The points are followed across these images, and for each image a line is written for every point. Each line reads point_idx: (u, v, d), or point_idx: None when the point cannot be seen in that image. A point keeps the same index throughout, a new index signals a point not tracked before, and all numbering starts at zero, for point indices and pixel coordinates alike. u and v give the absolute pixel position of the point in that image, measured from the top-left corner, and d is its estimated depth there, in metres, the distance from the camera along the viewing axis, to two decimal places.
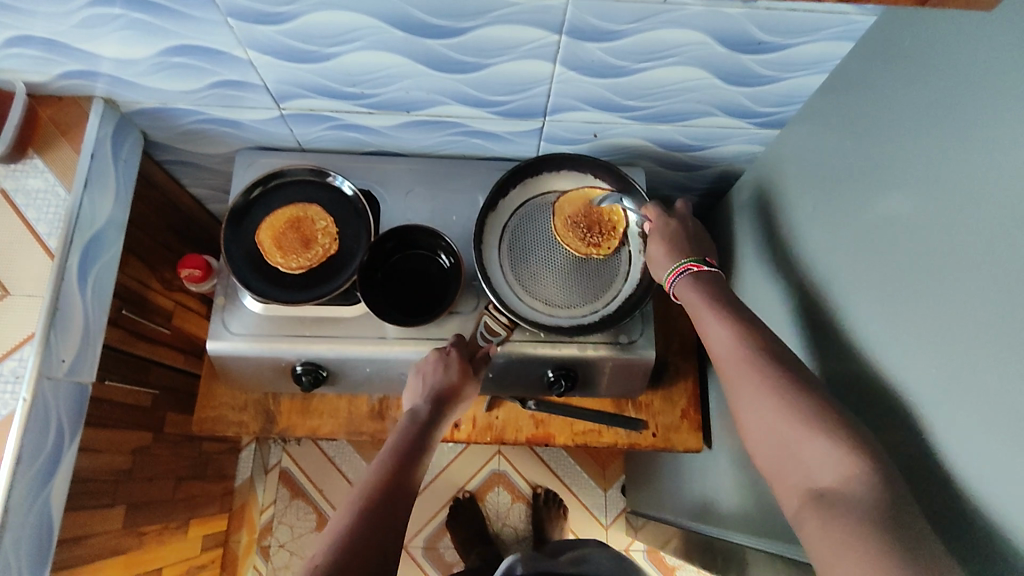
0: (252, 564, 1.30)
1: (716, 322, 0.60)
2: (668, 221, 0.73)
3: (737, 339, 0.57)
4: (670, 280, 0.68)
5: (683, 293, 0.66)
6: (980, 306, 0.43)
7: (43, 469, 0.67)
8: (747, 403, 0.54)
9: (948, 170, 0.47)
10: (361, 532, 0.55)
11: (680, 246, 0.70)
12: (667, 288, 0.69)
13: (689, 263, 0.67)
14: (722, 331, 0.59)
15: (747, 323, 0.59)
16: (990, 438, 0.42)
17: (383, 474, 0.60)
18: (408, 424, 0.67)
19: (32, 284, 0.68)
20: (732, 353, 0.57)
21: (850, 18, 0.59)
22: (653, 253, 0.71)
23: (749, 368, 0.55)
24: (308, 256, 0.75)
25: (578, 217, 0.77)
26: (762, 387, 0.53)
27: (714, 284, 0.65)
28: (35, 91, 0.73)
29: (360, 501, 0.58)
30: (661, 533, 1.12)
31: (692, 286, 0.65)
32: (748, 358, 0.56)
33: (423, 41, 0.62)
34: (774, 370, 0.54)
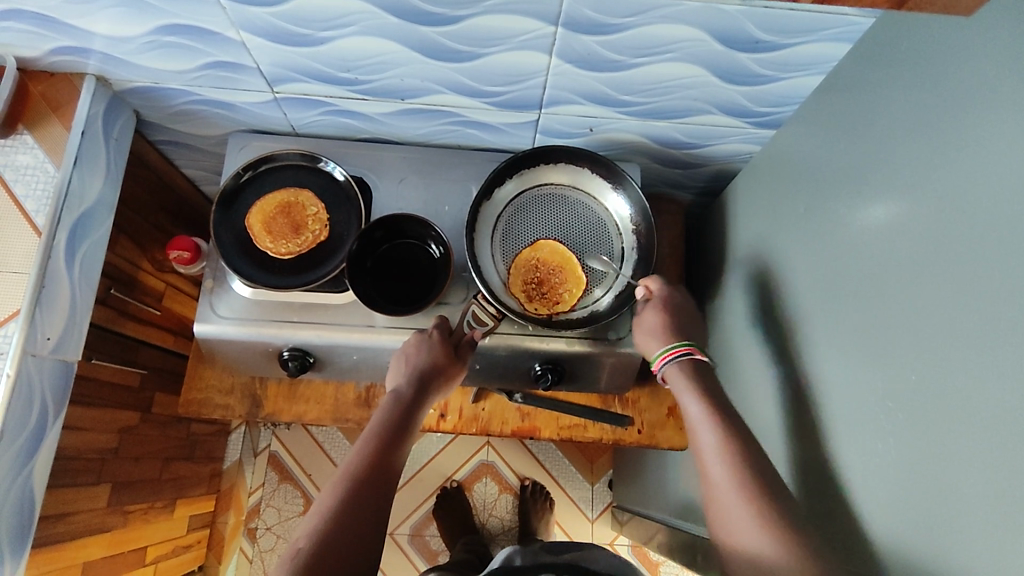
0: (238, 546, 1.31)
1: (710, 432, 0.61)
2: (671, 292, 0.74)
3: (727, 457, 0.58)
4: (663, 356, 0.70)
5: (676, 382, 0.68)
6: (964, 314, 0.43)
7: (26, 446, 0.67)
8: (731, 526, 0.54)
9: (941, 177, 0.47)
10: (348, 512, 0.54)
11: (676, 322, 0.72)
12: (655, 365, 0.71)
13: (690, 347, 0.69)
14: (714, 444, 0.60)
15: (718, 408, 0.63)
16: (971, 447, 0.42)
17: (367, 455, 0.59)
18: (391, 404, 0.66)
19: (19, 261, 0.68)
20: (721, 471, 0.57)
21: (849, 20, 0.58)
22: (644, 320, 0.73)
23: (737, 492, 0.55)
24: (298, 241, 0.75)
25: (545, 267, 0.76)
26: (750, 512, 0.54)
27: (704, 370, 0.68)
28: (27, 66, 0.72)
29: (343, 482, 0.57)
30: (646, 529, 1.12)
31: (686, 374, 0.67)
32: (737, 480, 0.56)
33: (418, 28, 0.61)
34: (760, 496, 0.54)
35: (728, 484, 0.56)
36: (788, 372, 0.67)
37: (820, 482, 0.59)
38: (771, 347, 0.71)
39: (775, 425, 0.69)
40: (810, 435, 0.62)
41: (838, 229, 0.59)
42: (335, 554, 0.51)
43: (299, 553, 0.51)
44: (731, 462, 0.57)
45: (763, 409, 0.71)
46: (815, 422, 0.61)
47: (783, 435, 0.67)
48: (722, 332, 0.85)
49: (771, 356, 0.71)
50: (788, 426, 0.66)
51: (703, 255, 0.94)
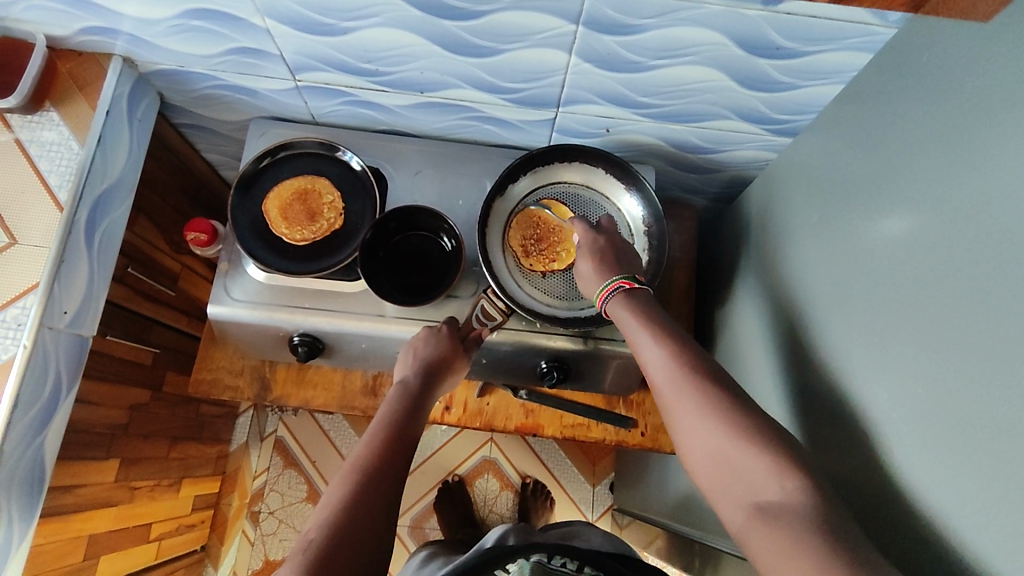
0: (241, 528, 1.32)
1: (651, 346, 0.59)
2: (595, 236, 0.70)
3: (670, 361, 0.57)
4: (602, 295, 0.66)
5: (616, 309, 0.65)
6: (976, 328, 0.43)
7: (39, 416, 0.69)
8: (685, 426, 0.54)
9: (959, 190, 0.47)
10: (360, 502, 0.55)
11: (609, 263, 0.68)
12: (599, 305, 0.67)
13: (620, 280, 0.66)
14: (655, 352, 0.59)
15: (658, 324, 0.61)
16: (979, 463, 0.42)
17: (376, 447, 0.60)
18: (397, 397, 0.66)
19: (40, 235, 0.69)
20: (666, 376, 0.57)
21: (871, 30, 0.58)
22: (583, 270, 0.70)
23: (684, 391, 0.55)
24: (313, 229, 0.76)
25: (544, 227, 0.77)
26: (699, 407, 0.53)
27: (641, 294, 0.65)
28: (56, 44, 0.74)
29: (352, 474, 0.57)
30: (648, 532, 1.12)
31: (623, 302, 0.64)
32: (682, 381, 0.55)
33: (440, 22, 0.62)
34: (705, 389, 0.54)
35: (675, 385, 0.56)
36: (796, 381, 0.66)
37: None
38: (779, 355, 0.71)
39: None
40: (814, 444, 0.61)
41: (852, 239, 0.59)
42: (349, 543, 0.52)
43: (314, 542, 0.51)
44: (672, 367, 0.57)
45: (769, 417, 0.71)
46: (820, 431, 0.60)
47: None
48: (730, 339, 0.85)
49: (779, 364, 0.70)
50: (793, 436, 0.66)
51: (714, 261, 0.94)
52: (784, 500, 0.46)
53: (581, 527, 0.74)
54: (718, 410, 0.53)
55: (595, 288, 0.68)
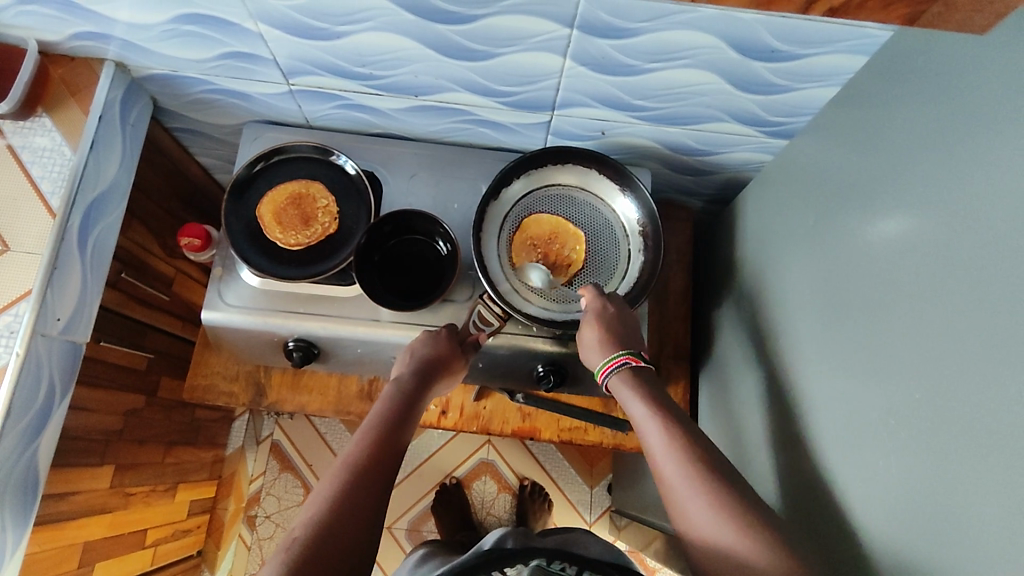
0: (237, 533, 1.32)
1: (656, 433, 0.59)
2: (603, 304, 0.70)
3: (679, 453, 0.57)
4: (603, 370, 0.67)
5: (621, 391, 0.66)
6: (969, 332, 0.43)
7: (32, 424, 0.68)
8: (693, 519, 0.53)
9: (952, 194, 0.46)
10: (347, 501, 0.54)
11: (615, 333, 0.68)
12: (599, 378, 0.68)
13: (627, 356, 0.67)
14: (663, 442, 0.59)
15: (664, 410, 0.62)
16: (964, 465, 0.42)
17: (368, 445, 0.59)
18: (392, 394, 0.66)
19: (32, 241, 0.69)
20: (673, 467, 0.56)
21: (866, 32, 0.58)
22: (585, 338, 0.70)
23: (690, 482, 0.55)
24: (307, 233, 0.75)
25: (541, 239, 0.77)
26: (708, 501, 0.53)
27: (645, 376, 0.67)
28: (48, 49, 0.73)
29: (342, 472, 0.57)
30: (644, 533, 1.12)
31: (629, 384, 0.65)
32: (690, 475, 0.55)
33: (434, 25, 0.62)
34: (715, 486, 0.54)
35: (684, 477, 0.55)
36: (790, 384, 0.66)
37: (814, 495, 0.59)
38: (775, 358, 0.70)
39: (776, 436, 0.68)
40: (808, 448, 0.61)
41: (846, 242, 0.59)
42: (333, 543, 0.52)
43: (297, 540, 0.51)
44: (681, 458, 0.57)
45: (763, 420, 0.71)
46: (814, 435, 0.60)
47: (782, 446, 0.67)
48: (726, 341, 0.85)
49: (775, 366, 0.70)
50: (787, 438, 0.66)
51: (710, 263, 0.94)
52: None
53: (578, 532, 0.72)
54: (729, 508, 0.52)
55: (596, 359, 0.69)
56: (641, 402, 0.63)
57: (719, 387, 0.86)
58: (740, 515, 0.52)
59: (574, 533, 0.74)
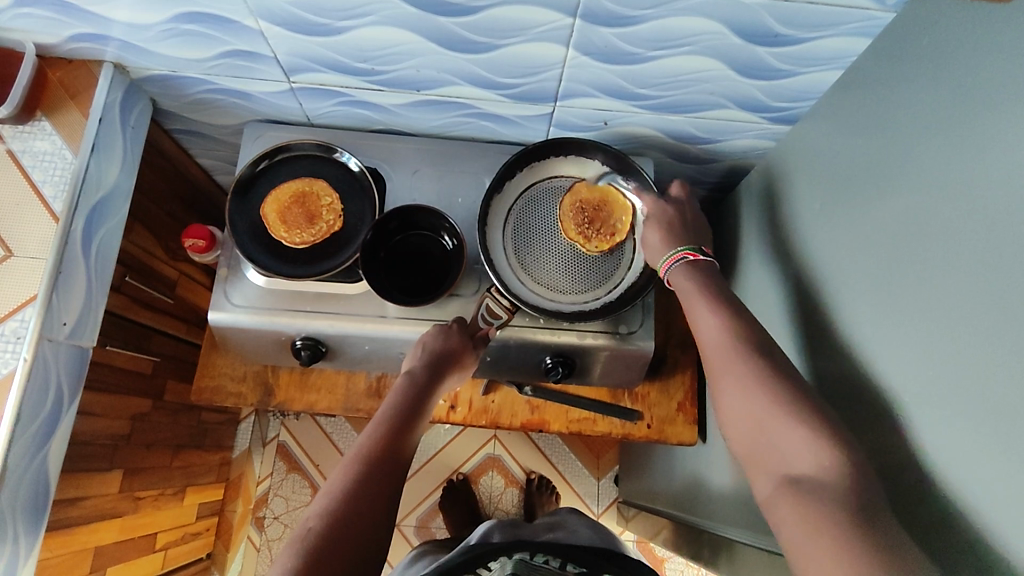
0: (246, 534, 1.32)
1: (707, 314, 0.60)
2: (664, 207, 0.72)
3: (725, 332, 0.58)
4: (665, 265, 0.68)
5: (677, 281, 0.66)
6: (982, 310, 0.43)
7: (42, 429, 0.68)
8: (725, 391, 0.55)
9: (961, 172, 0.47)
10: (359, 493, 0.55)
11: (677, 231, 0.70)
12: (661, 273, 0.69)
13: (685, 251, 0.67)
14: (711, 319, 0.60)
15: (715, 296, 0.61)
16: (986, 443, 0.42)
17: (380, 437, 0.59)
18: (404, 386, 0.66)
19: (36, 246, 0.68)
20: (716, 345, 0.58)
21: (870, 14, 0.58)
22: (648, 239, 0.72)
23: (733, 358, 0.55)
24: (312, 232, 0.74)
25: (599, 208, 0.76)
26: (746, 377, 0.54)
27: (707, 271, 0.65)
28: (46, 52, 0.73)
29: (355, 464, 0.57)
30: (653, 523, 1.12)
31: (685, 274, 0.65)
32: (733, 350, 0.56)
33: (436, 18, 0.61)
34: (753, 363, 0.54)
35: (725, 352, 0.56)
36: (801, 368, 0.67)
37: None
38: (784, 343, 0.70)
39: None
40: None
41: (854, 224, 0.59)
42: (345, 534, 0.52)
43: (311, 531, 0.52)
44: (726, 335, 0.58)
45: None
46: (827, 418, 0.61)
47: None
48: None
49: (784, 351, 0.70)
50: None
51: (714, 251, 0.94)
52: (815, 472, 0.47)
53: (567, 517, 0.73)
54: (762, 376, 0.53)
55: (658, 257, 0.70)
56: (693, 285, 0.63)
57: None
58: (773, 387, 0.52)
59: (561, 515, 0.74)
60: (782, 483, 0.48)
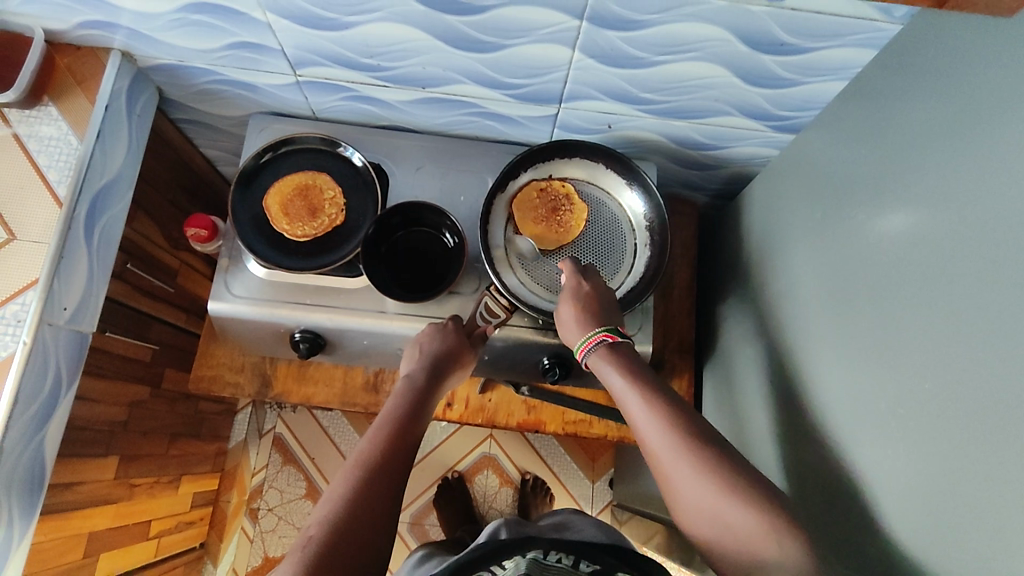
0: (240, 525, 1.32)
1: (635, 400, 0.60)
2: (579, 282, 0.70)
3: (666, 426, 0.57)
4: (581, 350, 0.66)
5: (599, 365, 0.65)
6: (979, 321, 0.43)
7: (40, 412, 0.68)
8: (685, 492, 0.54)
9: (961, 186, 0.47)
10: (361, 500, 0.54)
11: (593, 312, 0.67)
12: (578, 356, 0.67)
13: (604, 332, 0.65)
14: (645, 413, 0.59)
15: (641, 376, 0.62)
16: (981, 455, 0.42)
17: (383, 438, 0.60)
18: (404, 390, 0.66)
19: (39, 231, 0.69)
20: (662, 440, 0.56)
21: (876, 26, 0.58)
22: (563, 316, 0.69)
23: (674, 449, 0.55)
24: (314, 225, 0.75)
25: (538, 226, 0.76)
26: (692, 466, 0.54)
27: (624, 349, 0.65)
28: (54, 38, 0.73)
29: (357, 469, 0.57)
30: (646, 527, 1.12)
31: (608, 360, 0.64)
32: (679, 448, 0.55)
33: (443, 16, 0.62)
34: (706, 456, 0.54)
35: (671, 448, 0.55)
36: (796, 376, 0.67)
37: (824, 484, 0.59)
38: (783, 351, 0.70)
39: (782, 427, 0.68)
40: (816, 438, 0.61)
41: (855, 235, 0.59)
42: (348, 541, 0.52)
43: (314, 538, 0.51)
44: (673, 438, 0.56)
45: (770, 412, 0.71)
46: (822, 426, 0.61)
47: (788, 438, 0.67)
48: (730, 336, 0.85)
49: (783, 360, 0.70)
50: (795, 430, 0.66)
51: (714, 257, 0.94)
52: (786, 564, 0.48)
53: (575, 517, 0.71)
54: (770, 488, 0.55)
55: (575, 337, 0.67)
56: (640, 399, 0.60)
57: (723, 381, 0.86)
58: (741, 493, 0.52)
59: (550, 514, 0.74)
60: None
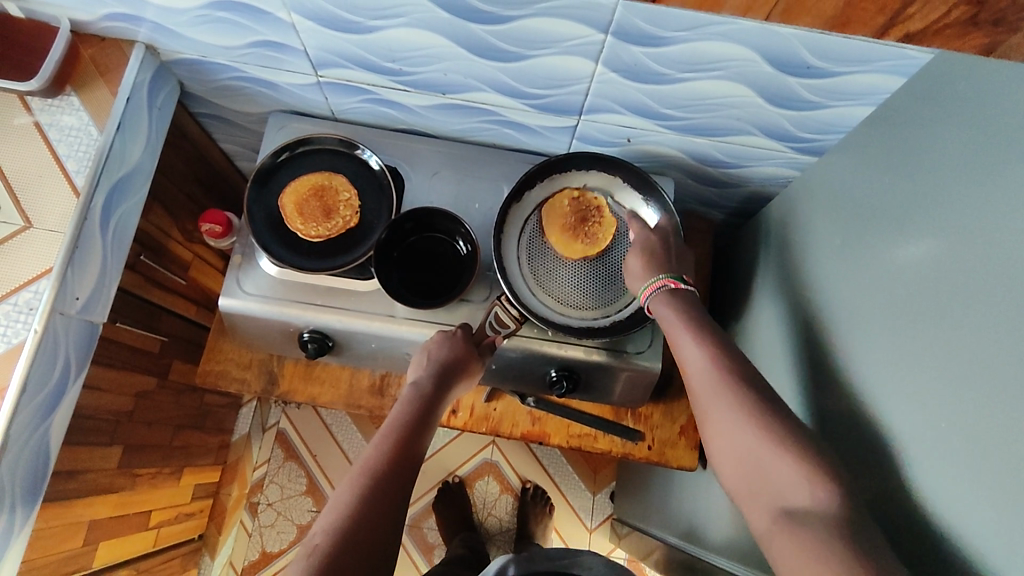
0: (239, 519, 1.32)
1: (691, 343, 0.62)
2: (649, 236, 0.72)
3: (713, 364, 0.60)
4: (646, 293, 0.69)
5: (661, 310, 0.67)
6: (994, 361, 0.42)
7: (47, 400, 0.69)
8: (717, 422, 0.57)
9: (985, 222, 0.46)
10: (366, 510, 0.54)
11: (658, 262, 0.70)
12: (640, 299, 0.70)
13: (667, 279, 0.68)
14: (698, 356, 0.61)
15: (703, 325, 0.63)
16: (995, 498, 0.41)
17: (387, 449, 0.59)
18: (411, 397, 0.65)
19: (56, 220, 0.69)
20: (706, 378, 0.59)
21: (905, 53, 0.58)
22: (629, 264, 0.72)
23: (719, 390, 0.57)
24: (328, 226, 0.75)
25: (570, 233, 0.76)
26: (734, 408, 0.56)
27: (690, 300, 0.67)
28: (80, 29, 0.74)
29: (362, 477, 0.57)
30: (645, 544, 1.12)
31: (672, 305, 0.66)
32: (719, 380, 0.58)
33: (467, 24, 0.62)
34: (746, 396, 0.56)
35: (712, 385, 0.58)
36: (808, 402, 0.66)
37: None
38: (795, 376, 0.70)
39: None
40: None
41: (875, 263, 0.58)
42: (352, 552, 0.51)
43: (318, 547, 0.51)
44: (721, 380, 0.58)
45: None
46: (832, 455, 0.60)
47: None
48: (742, 357, 0.84)
49: (795, 385, 0.69)
50: None
51: (729, 276, 0.93)
52: (816, 509, 0.48)
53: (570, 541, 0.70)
54: None
55: (638, 284, 0.71)
56: (696, 344, 0.62)
57: None
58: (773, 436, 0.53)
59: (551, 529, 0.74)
60: (780, 515, 0.49)
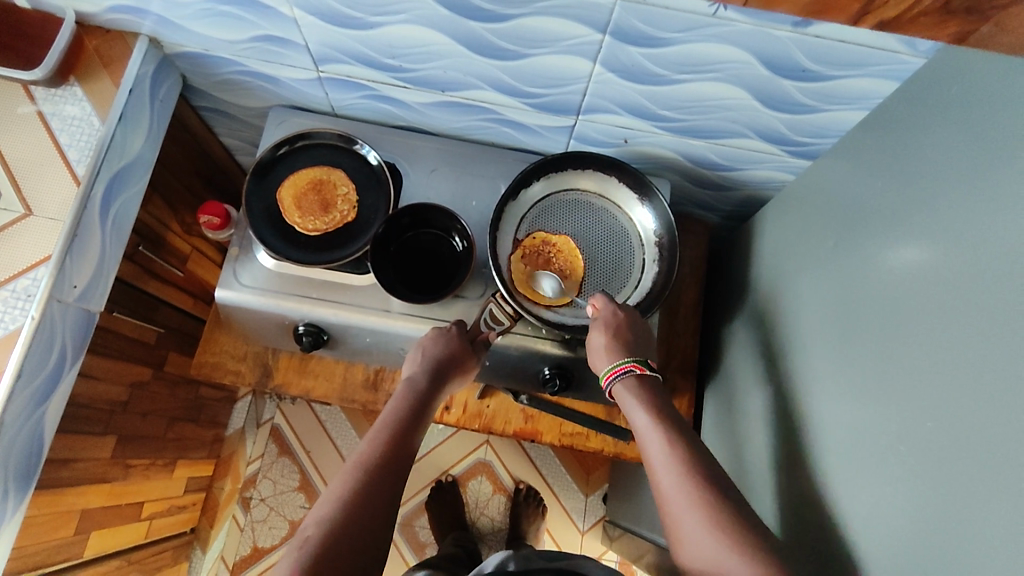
0: (231, 513, 1.32)
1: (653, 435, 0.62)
2: (615, 312, 0.70)
3: (674, 462, 0.60)
4: (608, 376, 0.68)
5: (625, 398, 0.67)
6: (979, 361, 0.43)
7: (42, 387, 0.69)
8: (674, 521, 0.57)
9: (973, 225, 0.47)
10: (359, 503, 0.54)
11: (622, 339, 0.69)
12: (603, 381, 0.69)
13: (634, 363, 0.68)
14: (660, 447, 0.61)
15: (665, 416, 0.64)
16: (976, 496, 0.41)
17: (381, 444, 0.60)
18: (406, 394, 0.66)
19: (56, 208, 0.70)
20: (666, 473, 0.59)
21: (898, 58, 0.58)
22: (592, 342, 0.70)
23: (678, 488, 0.58)
24: (325, 220, 0.76)
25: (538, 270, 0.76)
26: (693, 506, 0.56)
27: (652, 389, 0.68)
28: (85, 20, 0.75)
29: (355, 471, 0.57)
30: (636, 546, 1.12)
31: (635, 393, 0.67)
32: (678, 474, 0.59)
33: (467, 22, 0.62)
34: (706, 495, 0.56)
35: (672, 480, 0.58)
36: (798, 403, 0.66)
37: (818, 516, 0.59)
38: (785, 377, 0.70)
39: (780, 454, 0.68)
40: (813, 467, 0.61)
41: (865, 266, 0.59)
42: (343, 544, 0.52)
43: (310, 539, 0.52)
44: (680, 475, 0.58)
45: (769, 439, 0.71)
46: (819, 455, 0.60)
47: (785, 465, 0.66)
48: (734, 358, 0.84)
49: (785, 386, 0.70)
50: (791, 458, 0.65)
51: (723, 279, 0.94)
52: None
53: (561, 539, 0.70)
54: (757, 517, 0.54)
55: (602, 364, 0.69)
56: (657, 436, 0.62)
57: (724, 403, 0.85)
58: (739, 538, 0.53)
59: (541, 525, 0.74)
60: None
